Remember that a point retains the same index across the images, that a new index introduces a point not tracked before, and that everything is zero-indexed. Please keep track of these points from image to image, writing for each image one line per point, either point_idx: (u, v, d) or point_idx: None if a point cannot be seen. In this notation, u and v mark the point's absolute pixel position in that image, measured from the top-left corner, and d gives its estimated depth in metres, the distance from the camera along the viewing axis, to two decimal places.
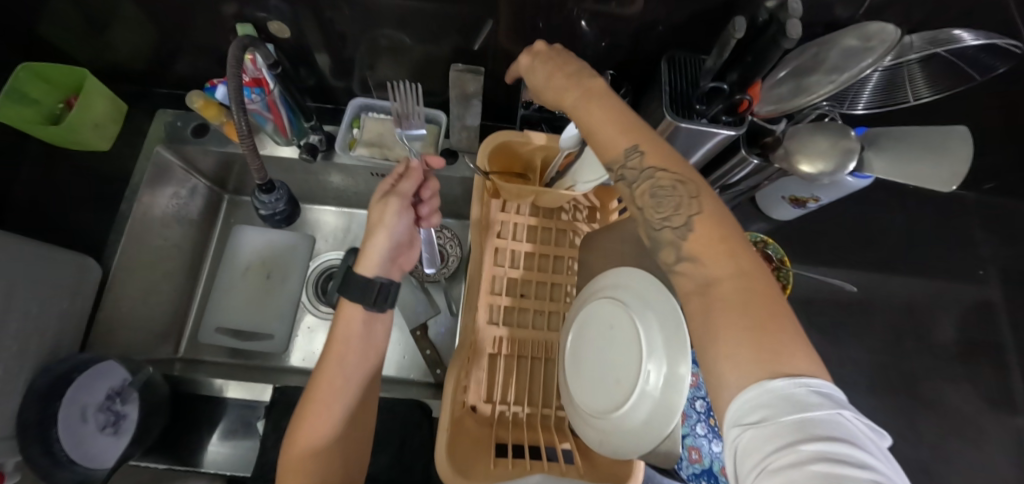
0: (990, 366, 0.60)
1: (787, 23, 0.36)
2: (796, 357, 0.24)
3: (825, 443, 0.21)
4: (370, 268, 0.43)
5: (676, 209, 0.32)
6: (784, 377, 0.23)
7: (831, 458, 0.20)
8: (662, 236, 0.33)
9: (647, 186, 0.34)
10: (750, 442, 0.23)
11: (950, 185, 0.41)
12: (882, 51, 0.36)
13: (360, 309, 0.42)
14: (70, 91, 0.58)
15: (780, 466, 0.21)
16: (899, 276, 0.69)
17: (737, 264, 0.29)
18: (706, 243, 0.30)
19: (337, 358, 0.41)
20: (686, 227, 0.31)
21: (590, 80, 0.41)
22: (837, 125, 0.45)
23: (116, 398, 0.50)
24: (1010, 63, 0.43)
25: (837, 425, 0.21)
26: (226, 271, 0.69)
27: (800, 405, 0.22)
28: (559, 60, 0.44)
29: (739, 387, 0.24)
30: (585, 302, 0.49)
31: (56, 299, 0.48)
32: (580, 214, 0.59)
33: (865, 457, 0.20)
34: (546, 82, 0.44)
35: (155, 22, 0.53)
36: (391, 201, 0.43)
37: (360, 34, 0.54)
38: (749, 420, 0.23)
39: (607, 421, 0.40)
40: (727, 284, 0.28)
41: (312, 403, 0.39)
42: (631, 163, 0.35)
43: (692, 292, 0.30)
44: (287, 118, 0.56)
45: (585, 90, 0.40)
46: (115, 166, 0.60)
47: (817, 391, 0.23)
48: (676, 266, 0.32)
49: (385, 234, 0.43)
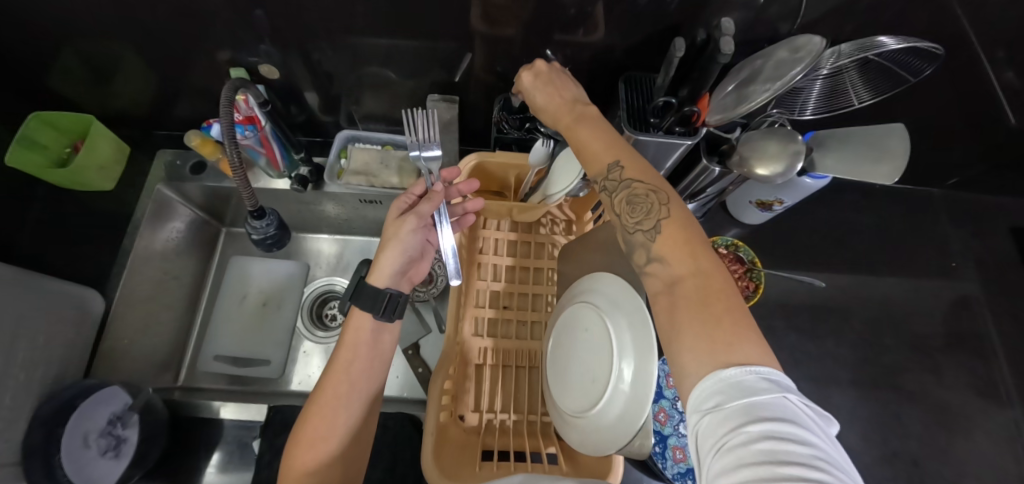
0: (968, 354, 0.66)
1: (720, 41, 0.40)
2: (747, 346, 0.26)
3: (771, 423, 0.23)
4: (381, 279, 0.45)
5: (646, 214, 0.34)
6: (737, 366, 0.25)
7: (775, 436, 0.23)
8: (635, 239, 0.35)
9: (623, 195, 0.36)
10: (707, 426, 0.25)
11: (891, 178, 0.44)
12: (809, 60, 0.40)
13: (369, 318, 0.45)
14: (76, 137, 0.63)
15: (731, 447, 0.23)
16: (874, 272, 0.72)
17: (697, 261, 0.31)
18: (674, 243, 0.32)
19: (344, 365, 0.43)
20: (655, 229, 0.34)
21: (584, 108, 0.43)
22: (785, 130, 0.48)
23: (117, 422, 0.50)
24: (935, 65, 0.46)
25: (783, 407, 0.24)
26: (224, 302, 0.71)
27: (750, 390, 0.24)
28: (555, 81, 0.46)
29: (699, 376, 0.26)
30: (564, 307, 0.51)
31: (61, 330, 0.51)
32: (557, 227, 0.62)
33: (807, 436, 0.23)
34: (546, 102, 0.45)
35: (158, 69, 0.58)
36: (408, 220, 0.45)
37: (345, 72, 0.59)
38: (707, 405, 0.25)
39: (586, 420, 0.42)
40: (689, 282, 0.30)
41: (318, 407, 0.41)
42: (612, 176, 0.37)
43: (658, 292, 0.32)
44: (279, 152, 0.60)
45: (579, 114, 0.43)
46: (119, 203, 0.64)
47: (767, 377, 0.25)
48: (646, 267, 0.34)
49: (397, 249, 0.46)
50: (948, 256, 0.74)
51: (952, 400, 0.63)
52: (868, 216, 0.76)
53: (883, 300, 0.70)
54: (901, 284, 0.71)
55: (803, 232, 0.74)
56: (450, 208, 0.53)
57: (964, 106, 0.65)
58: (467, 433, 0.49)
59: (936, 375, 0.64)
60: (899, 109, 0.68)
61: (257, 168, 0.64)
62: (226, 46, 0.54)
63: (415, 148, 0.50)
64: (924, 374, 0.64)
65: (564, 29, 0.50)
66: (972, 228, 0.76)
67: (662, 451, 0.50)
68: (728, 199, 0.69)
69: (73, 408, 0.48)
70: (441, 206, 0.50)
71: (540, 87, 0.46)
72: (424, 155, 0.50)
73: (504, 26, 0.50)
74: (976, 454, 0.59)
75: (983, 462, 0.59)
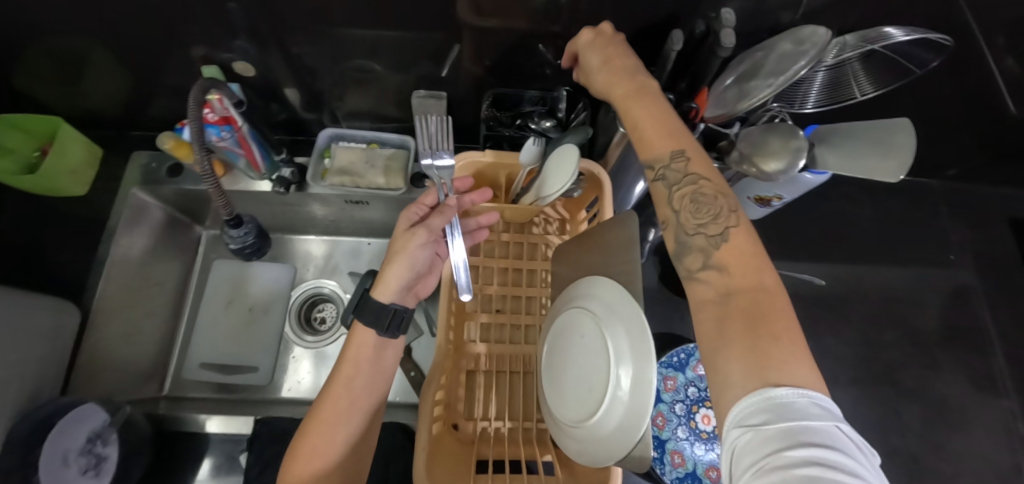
0: (966, 348, 0.66)
1: (721, 33, 0.38)
2: (800, 366, 0.25)
3: (818, 449, 0.22)
4: (387, 294, 0.43)
5: (712, 217, 0.32)
6: (787, 386, 0.24)
7: (822, 463, 0.21)
8: (693, 240, 0.32)
9: (686, 190, 0.34)
10: (747, 444, 0.24)
11: (897, 175, 0.42)
12: (814, 53, 0.38)
13: (373, 335, 0.42)
14: (46, 139, 0.60)
15: (771, 468, 0.22)
16: (873, 266, 0.71)
17: (755, 274, 0.29)
18: (740, 257, 0.30)
19: (345, 380, 0.41)
20: (722, 236, 0.31)
21: (648, 82, 0.40)
22: (787, 126, 0.46)
23: (97, 440, 0.48)
24: (942, 58, 0.44)
25: (832, 435, 0.22)
26: (210, 306, 0.70)
27: (800, 413, 0.23)
28: (616, 49, 0.43)
29: (746, 390, 0.25)
30: (559, 311, 0.50)
31: (34, 345, 0.48)
32: (551, 227, 0.59)
33: (856, 467, 0.21)
34: (602, 67, 0.42)
35: (129, 67, 0.55)
36: (417, 233, 0.43)
37: (327, 67, 0.56)
38: (751, 422, 0.24)
39: (582, 430, 0.41)
40: (747, 295, 0.28)
41: (316, 422, 0.39)
42: (676, 166, 0.35)
43: (709, 300, 0.30)
44: (259, 153, 0.57)
45: (639, 87, 0.39)
46: (93, 208, 0.61)
47: (818, 403, 0.24)
48: (698, 273, 0.31)
49: (405, 264, 0.43)
50: (947, 248, 0.73)
51: (950, 395, 0.63)
52: (868, 209, 0.75)
53: (881, 295, 0.69)
54: (900, 278, 0.70)
55: (801, 227, 0.73)
56: (463, 221, 0.52)
57: (966, 95, 0.63)
58: (462, 442, 0.48)
59: (934, 370, 0.64)
60: (900, 99, 0.67)
61: (235, 170, 0.61)
62: (198, 42, 0.51)
63: (428, 155, 0.47)
64: (922, 370, 0.64)
65: (556, 21, 0.47)
66: (970, 220, 0.75)
67: (660, 456, 0.48)
68: None
69: (51, 426, 0.45)
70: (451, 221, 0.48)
71: (597, 50, 0.44)
72: (437, 164, 0.47)
73: (493, 17, 0.47)
74: (974, 449, 0.59)
75: (979, 456, 0.59)
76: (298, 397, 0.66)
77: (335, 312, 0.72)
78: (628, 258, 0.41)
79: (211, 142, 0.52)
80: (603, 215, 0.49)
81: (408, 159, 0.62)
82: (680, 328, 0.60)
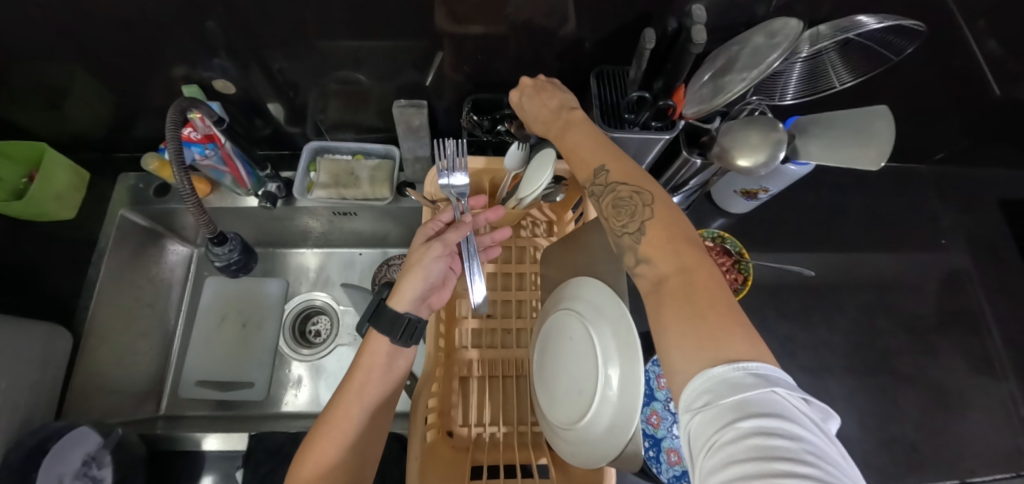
0: (959, 331, 0.66)
1: (692, 30, 0.39)
2: (734, 341, 0.25)
3: (760, 419, 0.21)
4: (403, 303, 0.42)
5: (631, 217, 0.33)
6: (724, 363, 0.24)
7: (764, 432, 0.21)
8: (623, 242, 0.33)
9: (609, 199, 0.35)
10: (699, 426, 0.23)
11: (877, 163, 0.42)
12: (786, 45, 0.38)
13: (386, 342, 0.41)
14: (31, 165, 0.60)
15: (720, 446, 0.22)
16: (865, 255, 0.71)
17: (675, 257, 0.30)
18: (661, 245, 0.31)
19: (357, 388, 0.39)
20: (640, 231, 0.32)
21: (569, 113, 0.42)
22: (767, 118, 0.46)
23: (92, 462, 0.48)
24: (916, 44, 0.45)
25: (774, 402, 0.22)
26: (204, 323, 0.70)
27: (738, 387, 0.23)
28: (548, 92, 0.45)
29: (689, 374, 0.25)
30: (547, 314, 0.50)
31: (25, 372, 0.48)
32: (539, 229, 0.59)
33: (799, 431, 0.21)
34: (535, 115, 0.44)
35: (110, 91, 0.56)
36: (433, 246, 0.43)
37: (309, 81, 0.57)
38: (697, 404, 0.24)
39: (575, 432, 0.41)
40: (677, 280, 0.28)
41: (325, 427, 0.36)
42: (599, 181, 0.36)
43: (648, 292, 0.31)
44: (244, 170, 0.58)
45: (566, 122, 0.41)
46: (83, 231, 0.62)
47: (756, 372, 0.23)
48: (636, 269, 0.32)
49: (420, 275, 0.42)
50: (938, 233, 0.73)
51: (948, 379, 0.63)
52: (856, 197, 0.75)
53: (875, 282, 0.69)
54: (892, 264, 0.70)
55: (792, 218, 0.73)
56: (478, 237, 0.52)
57: (949, 79, 0.64)
58: (456, 450, 0.48)
59: (931, 355, 0.64)
60: (883, 86, 0.67)
61: (222, 188, 0.62)
62: (178, 61, 0.52)
63: (444, 175, 0.48)
64: (919, 356, 0.64)
65: (530, 25, 0.48)
66: (961, 204, 0.75)
67: (657, 455, 0.48)
68: (712, 189, 0.67)
69: (46, 451, 0.46)
70: (468, 236, 0.49)
71: (528, 100, 0.46)
72: (453, 182, 0.49)
73: (469, 24, 0.48)
74: (972, 432, 0.59)
75: (979, 441, 0.59)
76: (296, 411, 0.66)
77: (329, 324, 0.72)
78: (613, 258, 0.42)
79: (195, 160, 0.53)
80: (587, 215, 0.50)
81: (393, 168, 0.62)
82: None
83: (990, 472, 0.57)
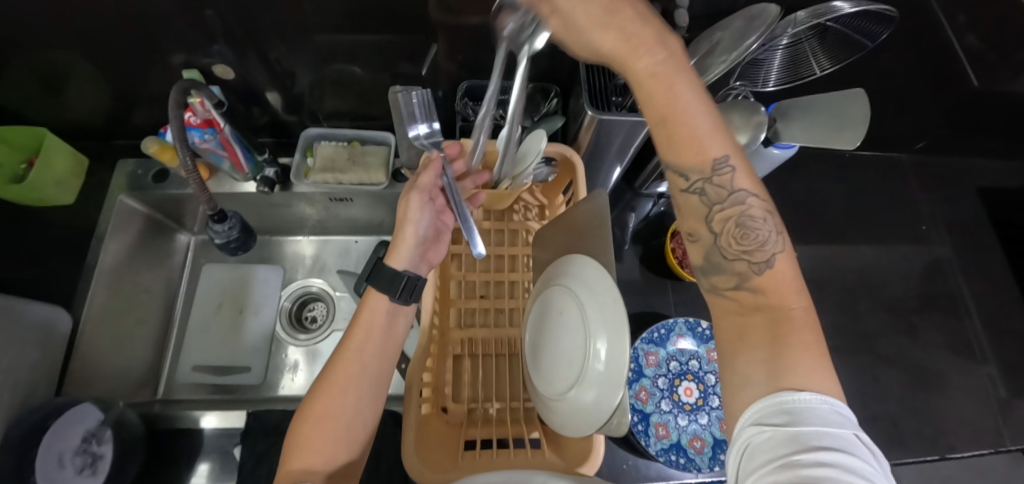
0: (938, 313, 0.68)
1: (675, 14, 0.41)
2: (816, 371, 0.25)
3: (836, 452, 0.22)
4: (399, 260, 0.43)
5: (760, 244, 0.29)
6: (810, 392, 0.24)
7: (840, 465, 0.22)
8: (733, 263, 0.30)
9: (734, 213, 0.30)
10: (767, 442, 0.23)
11: (851, 144, 0.45)
12: (763, 28, 0.41)
13: (385, 300, 0.42)
14: (31, 151, 0.61)
15: (791, 464, 0.22)
16: (848, 241, 0.73)
17: (788, 299, 0.28)
18: (779, 284, 0.28)
19: (357, 346, 0.40)
20: (766, 263, 0.29)
21: (665, 43, 0.31)
22: (748, 102, 0.48)
23: (92, 439, 0.49)
24: (889, 30, 0.47)
25: (849, 443, 0.23)
26: (201, 308, 0.71)
27: (820, 419, 0.23)
28: (626, 6, 0.30)
29: (766, 391, 0.25)
30: (540, 291, 0.51)
31: (24, 351, 0.49)
32: (530, 213, 0.61)
33: (870, 476, 0.22)
34: (607, 21, 0.30)
35: (110, 78, 0.57)
36: (412, 196, 0.44)
37: (306, 70, 0.58)
38: (773, 421, 0.24)
39: (562, 403, 0.42)
40: (776, 313, 0.28)
41: (326, 384, 0.38)
42: (720, 178, 0.30)
43: (732, 312, 0.30)
44: (242, 155, 0.59)
45: (671, 60, 0.30)
46: (81, 217, 0.63)
47: (837, 410, 0.24)
48: (730, 292, 0.30)
49: (411, 231, 0.44)
50: (919, 220, 0.75)
51: (930, 359, 0.65)
52: (840, 185, 0.77)
53: (857, 267, 0.71)
54: (874, 250, 0.72)
55: (778, 205, 0.74)
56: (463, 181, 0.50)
57: (927, 69, 0.66)
58: (450, 425, 0.50)
59: (912, 336, 0.66)
60: (863, 77, 0.69)
61: (219, 173, 0.63)
62: (178, 49, 0.53)
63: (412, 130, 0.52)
64: (901, 337, 0.66)
65: None
66: (941, 192, 0.78)
67: (645, 429, 0.50)
68: None
69: (46, 428, 0.46)
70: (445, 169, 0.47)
71: None
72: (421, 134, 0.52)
73: (461, 13, 0.49)
74: (952, 410, 0.61)
75: (957, 417, 0.61)
76: (293, 394, 0.67)
77: (326, 310, 0.73)
78: (601, 234, 0.43)
79: (195, 144, 0.54)
80: (577, 196, 0.51)
81: (388, 154, 0.64)
82: (661, 306, 0.61)
83: (968, 447, 0.59)
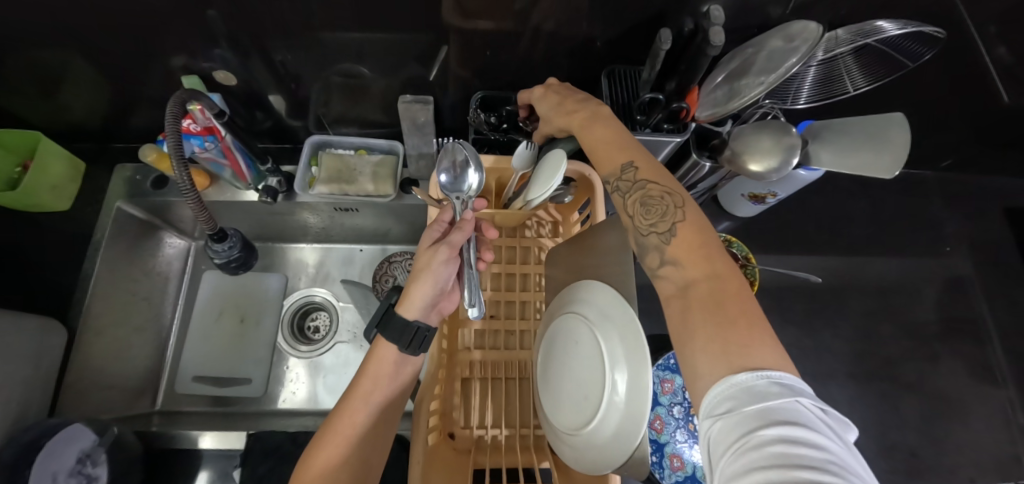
0: (961, 338, 0.66)
1: (710, 31, 0.38)
2: (762, 350, 0.24)
3: (787, 427, 0.21)
4: (412, 311, 0.40)
5: (661, 216, 0.32)
6: (747, 370, 0.24)
7: (787, 440, 0.21)
8: (648, 241, 0.32)
9: (637, 196, 0.34)
10: (720, 432, 0.23)
11: (891, 171, 0.41)
12: (806, 48, 0.38)
13: (394, 351, 0.39)
14: (26, 155, 0.58)
15: (743, 451, 0.21)
16: (868, 260, 0.70)
17: (707, 266, 0.29)
18: (693, 249, 0.30)
19: (363, 397, 0.38)
20: (670, 233, 0.31)
21: (596, 106, 0.42)
22: (779, 123, 0.45)
23: (87, 460, 0.47)
24: (932, 51, 0.44)
25: (798, 412, 0.22)
26: (201, 318, 0.69)
27: (761, 395, 0.22)
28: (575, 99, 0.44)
29: (712, 380, 0.24)
30: (552, 317, 0.49)
31: (18, 367, 0.48)
32: (544, 229, 0.58)
33: (821, 440, 0.21)
34: (557, 109, 0.45)
35: (107, 80, 0.54)
36: (439, 249, 0.39)
37: (313, 74, 0.56)
38: (718, 410, 0.23)
39: (578, 438, 0.40)
40: (705, 284, 0.28)
41: (330, 434, 0.36)
42: (626, 176, 0.36)
43: (671, 295, 0.29)
44: (244, 164, 0.56)
45: (591, 113, 0.41)
46: (78, 223, 0.61)
47: (780, 382, 0.23)
48: (660, 271, 0.31)
49: (429, 281, 0.39)
50: (943, 240, 0.73)
51: (950, 387, 0.63)
52: (861, 203, 0.74)
53: (878, 288, 0.68)
54: (895, 270, 0.70)
55: (797, 221, 0.72)
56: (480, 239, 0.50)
57: (961, 85, 0.63)
58: (458, 452, 0.48)
59: (933, 363, 0.64)
60: (893, 92, 0.66)
61: (221, 181, 0.60)
62: (178, 51, 0.50)
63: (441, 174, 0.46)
64: (921, 363, 0.64)
65: (542, 22, 0.47)
66: (966, 212, 0.75)
67: (659, 461, 0.49)
68: (719, 191, 0.67)
69: (38, 449, 0.45)
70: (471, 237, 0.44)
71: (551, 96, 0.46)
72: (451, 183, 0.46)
73: (478, 19, 0.46)
74: (973, 440, 0.59)
75: (979, 448, 0.59)
76: (294, 408, 0.66)
77: (328, 320, 0.71)
78: (621, 266, 0.41)
79: (195, 152, 0.53)
80: (595, 217, 0.49)
81: (396, 164, 0.61)
82: None
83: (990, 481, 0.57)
